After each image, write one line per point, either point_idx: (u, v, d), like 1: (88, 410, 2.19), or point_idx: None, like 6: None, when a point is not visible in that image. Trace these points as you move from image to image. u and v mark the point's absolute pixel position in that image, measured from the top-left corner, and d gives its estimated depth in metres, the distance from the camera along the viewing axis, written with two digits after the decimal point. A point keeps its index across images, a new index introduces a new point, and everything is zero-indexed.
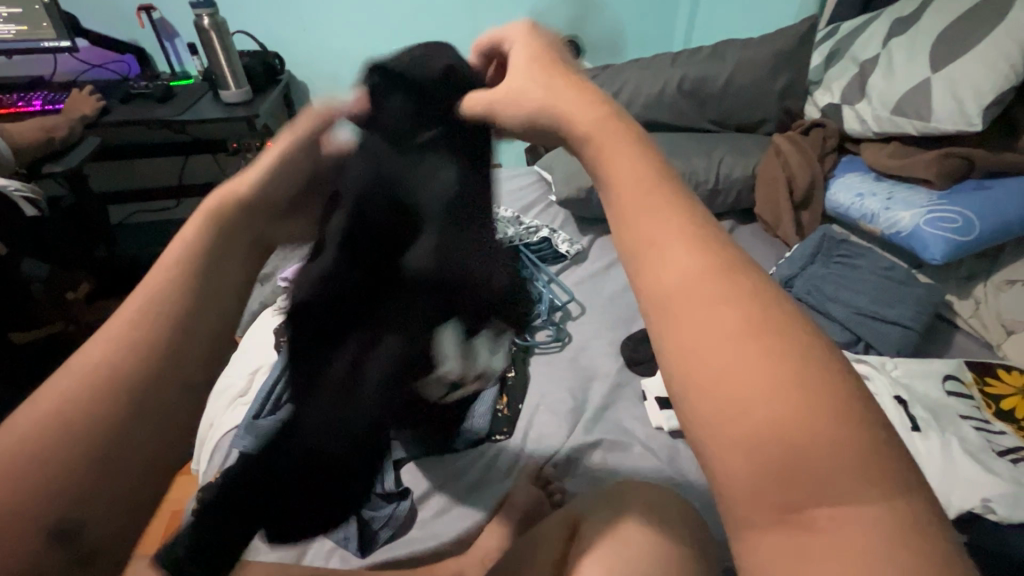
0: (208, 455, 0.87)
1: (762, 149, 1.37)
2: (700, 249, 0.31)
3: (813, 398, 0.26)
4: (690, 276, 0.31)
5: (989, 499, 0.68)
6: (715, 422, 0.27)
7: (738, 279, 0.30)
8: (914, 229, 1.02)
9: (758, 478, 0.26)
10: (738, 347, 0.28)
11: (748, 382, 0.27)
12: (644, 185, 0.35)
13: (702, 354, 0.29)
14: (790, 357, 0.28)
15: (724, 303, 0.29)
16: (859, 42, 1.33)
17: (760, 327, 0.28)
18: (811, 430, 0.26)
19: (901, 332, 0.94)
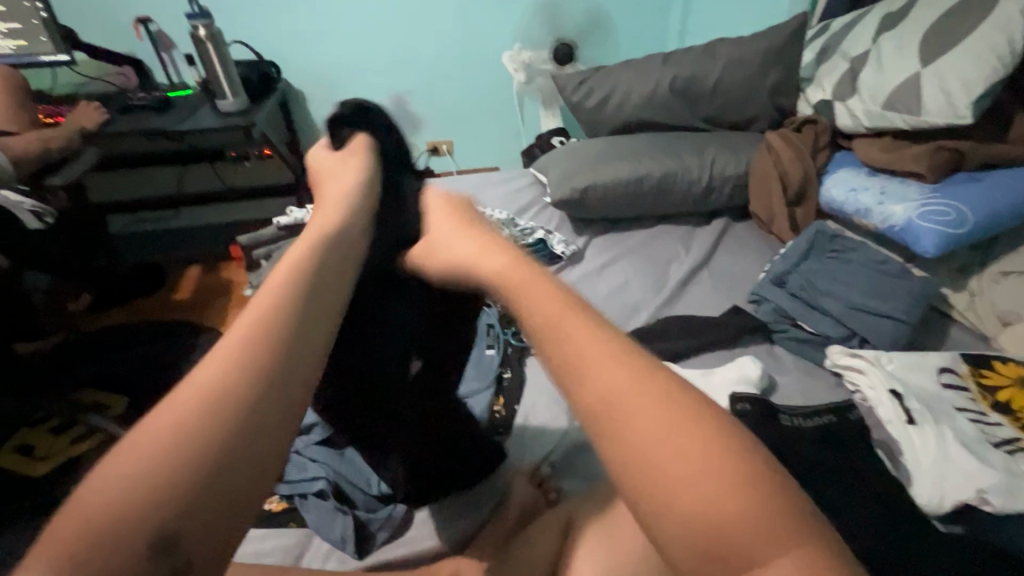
0: None
1: (755, 146, 1.38)
2: (622, 363, 0.37)
3: (728, 479, 0.31)
4: (622, 389, 0.35)
5: (984, 490, 0.68)
6: (658, 509, 0.32)
7: (655, 384, 0.36)
8: (907, 222, 1.02)
9: (690, 541, 0.30)
10: (664, 439, 0.33)
11: (679, 468, 0.32)
12: (583, 320, 0.40)
13: (641, 448, 0.33)
14: (712, 447, 0.33)
15: (654, 406, 0.34)
16: (849, 38, 1.34)
17: (686, 423, 0.34)
18: (735, 504, 0.30)
19: (895, 326, 0.94)
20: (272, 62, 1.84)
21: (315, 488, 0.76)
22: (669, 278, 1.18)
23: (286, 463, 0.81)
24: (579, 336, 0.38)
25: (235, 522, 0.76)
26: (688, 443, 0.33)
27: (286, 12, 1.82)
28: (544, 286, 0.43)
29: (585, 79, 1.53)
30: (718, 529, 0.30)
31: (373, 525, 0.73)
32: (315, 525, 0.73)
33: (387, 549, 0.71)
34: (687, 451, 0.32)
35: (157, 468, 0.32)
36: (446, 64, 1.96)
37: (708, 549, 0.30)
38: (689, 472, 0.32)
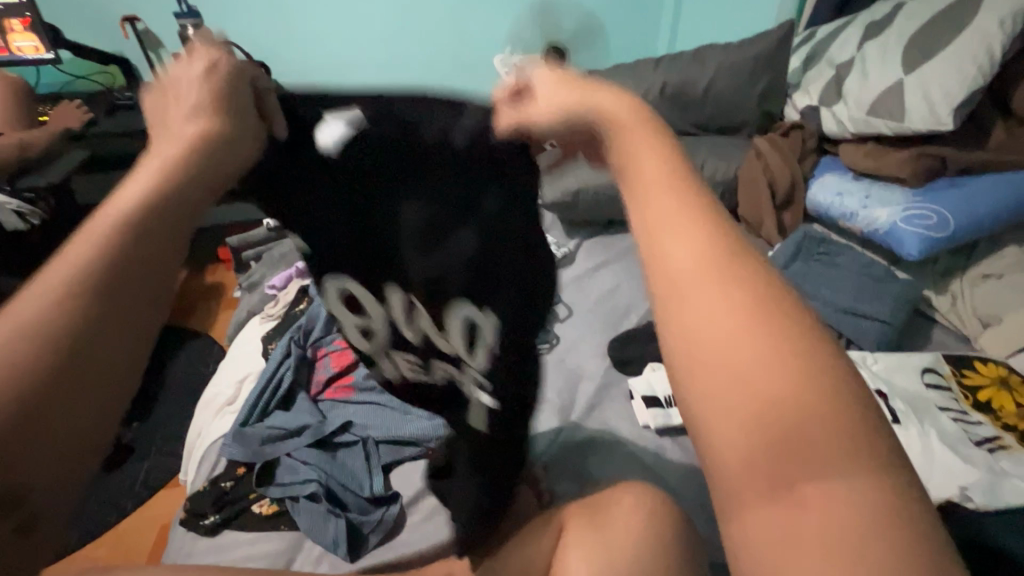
0: (195, 466, 0.86)
1: (744, 151, 1.40)
2: (695, 234, 0.29)
3: (818, 385, 0.24)
4: (696, 255, 0.28)
5: (966, 488, 0.70)
6: (709, 399, 0.25)
7: (735, 266, 0.28)
8: (891, 226, 1.05)
9: (752, 448, 0.24)
10: (746, 330, 0.25)
11: (750, 370, 0.25)
12: (659, 165, 0.32)
13: (705, 329, 0.26)
14: (799, 348, 0.25)
15: (733, 284, 0.27)
16: (835, 46, 1.37)
17: (765, 311, 0.26)
18: (813, 408, 0.24)
19: (880, 328, 0.95)
20: (262, 63, 1.82)
21: (307, 490, 0.75)
22: None
23: (277, 466, 0.80)
24: (650, 197, 0.31)
25: (223, 527, 0.76)
26: (774, 339, 0.25)
27: (277, 13, 1.81)
28: (648, 146, 0.33)
29: None
30: (787, 436, 0.23)
31: (365, 527, 0.73)
32: (307, 528, 0.72)
33: (379, 552, 0.71)
34: (766, 347, 0.25)
35: (30, 350, 0.27)
36: (438, 67, 1.97)
37: (767, 460, 0.23)
38: (754, 370, 0.25)
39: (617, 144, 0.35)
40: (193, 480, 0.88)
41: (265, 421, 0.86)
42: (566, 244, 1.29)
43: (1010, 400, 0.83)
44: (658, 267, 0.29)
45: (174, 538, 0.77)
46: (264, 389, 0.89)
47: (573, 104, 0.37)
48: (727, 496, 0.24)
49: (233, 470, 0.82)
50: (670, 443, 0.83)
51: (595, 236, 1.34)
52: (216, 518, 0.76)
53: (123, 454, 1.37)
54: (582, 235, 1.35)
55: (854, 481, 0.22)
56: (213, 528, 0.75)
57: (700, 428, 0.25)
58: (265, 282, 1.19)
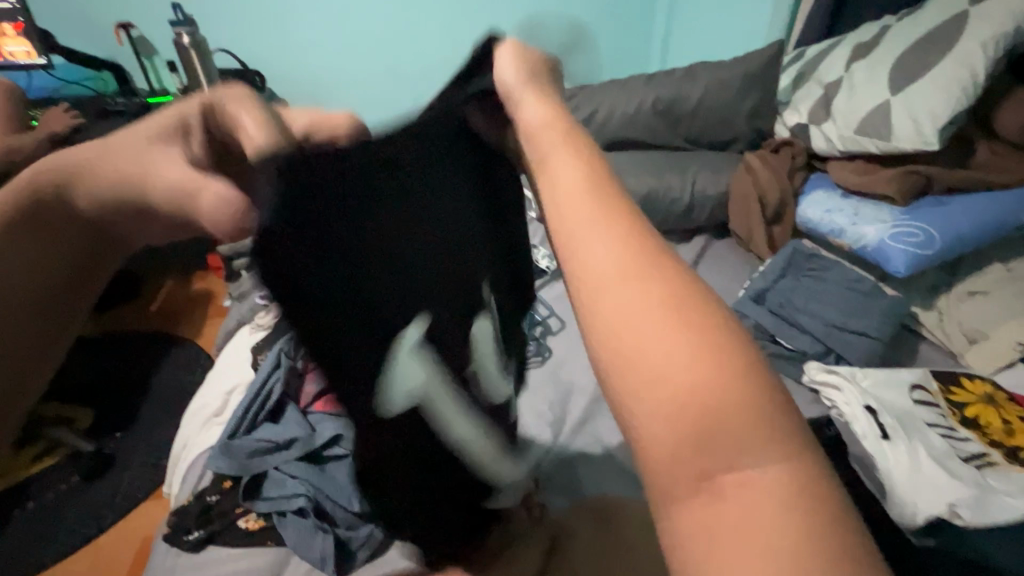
0: (180, 477, 0.85)
1: (734, 166, 1.42)
2: (614, 228, 0.29)
3: (733, 375, 0.25)
4: (610, 257, 0.28)
5: (955, 505, 0.70)
6: (634, 401, 0.26)
7: (657, 259, 0.28)
8: (879, 243, 1.06)
9: (677, 443, 0.25)
10: (658, 320, 0.26)
11: (671, 379, 0.25)
12: (579, 170, 0.32)
13: (631, 331, 0.26)
14: (716, 339, 0.26)
15: (646, 279, 0.28)
16: (823, 66, 1.39)
17: (680, 306, 0.27)
18: (728, 397, 0.25)
19: (868, 343, 0.97)
20: (257, 71, 1.82)
21: (294, 505, 0.74)
22: None
23: (263, 480, 0.79)
24: (571, 201, 0.31)
25: (208, 542, 0.75)
26: (691, 351, 0.26)
27: (272, 22, 1.81)
28: (568, 160, 0.33)
29: (569, 97, 1.56)
30: (706, 429, 0.24)
31: (353, 543, 0.71)
32: (294, 545, 0.71)
33: (368, 568, 0.70)
34: (692, 359, 0.25)
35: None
36: (433, 80, 1.98)
37: (693, 452, 0.24)
38: (668, 362, 0.26)
39: (541, 159, 0.35)
40: (177, 492, 0.86)
41: (253, 433, 0.84)
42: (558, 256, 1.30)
43: (996, 417, 0.84)
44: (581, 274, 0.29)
45: (156, 554, 0.75)
46: (253, 401, 0.88)
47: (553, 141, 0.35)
48: (658, 493, 0.25)
49: (218, 483, 0.81)
50: None
51: None
52: (200, 533, 0.74)
53: (104, 465, 1.34)
54: None
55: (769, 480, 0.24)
56: (197, 544, 0.74)
57: (630, 428, 0.26)
58: (255, 290, 1.17)
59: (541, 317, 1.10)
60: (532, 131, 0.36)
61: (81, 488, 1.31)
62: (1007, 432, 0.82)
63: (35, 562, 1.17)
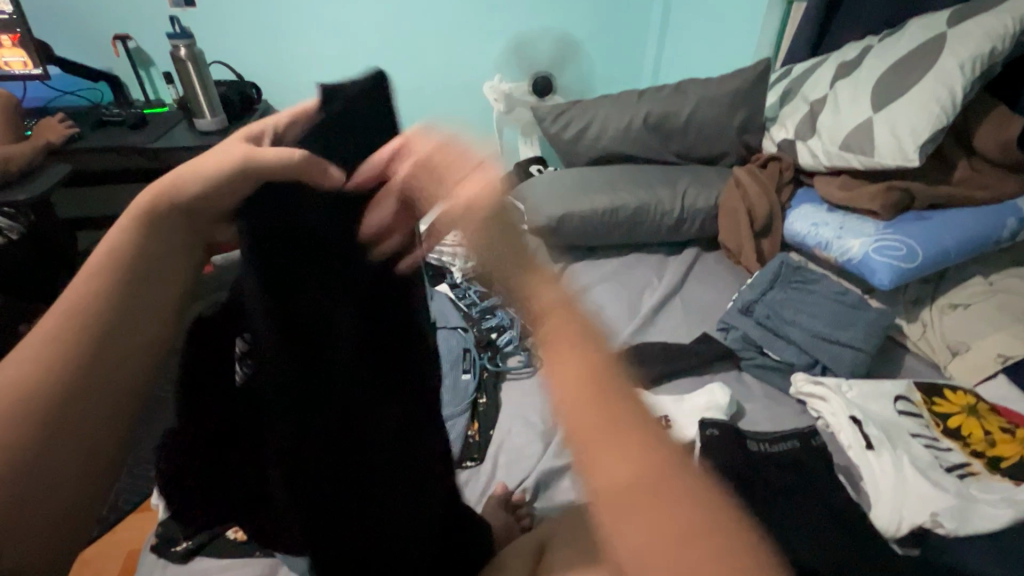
0: None
1: (723, 180, 1.44)
2: (598, 406, 0.48)
3: (671, 493, 0.45)
4: (600, 433, 0.47)
5: (938, 513, 0.71)
6: (622, 538, 0.45)
7: (630, 434, 0.48)
8: (863, 256, 1.09)
9: (647, 549, 0.44)
10: (626, 466, 0.46)
11: (643, 533, 0.44)
12: (584, 355, 0.49)
13: (613, 477, 0.46)
14: (664, 475, 0.46)
15: (618, 437, 0.47)
16: (809, 84, 1.43)
17: (642, 456, 0.47)
18: (679, 519, 0.44)
19: (854, 355, 0.98)
20: (253, 83, 1.84)
21: None
22: (642, 305, 1.21)
23: None
24: (577, 392, 0.49)
25: (197, 553, 0.74)
26: (630, 453, 0.46)
27: (270, 35, 1.84)
28: (570, 336, 0.50)
29: (562, 112, 1.58)
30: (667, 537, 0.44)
31: None
32: (283, 554, 0.71)
33: None
34: (639, 484, 0.46)
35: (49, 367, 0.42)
36: (428, 93, 2.01)
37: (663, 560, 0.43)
38: (625, 480, 0.46)
39: (551, 337, 0.51)
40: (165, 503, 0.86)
41: None
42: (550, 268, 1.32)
43: (978, 427, 0.86)
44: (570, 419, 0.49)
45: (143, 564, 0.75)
46: None
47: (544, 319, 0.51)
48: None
49: None
50: None
51: (579, 260, 1.37)
52: (189, 544, 0.74)
53: None
54: (567, 258, 1.37)
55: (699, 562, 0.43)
56: (184, 554, 0.73)
57: (616, 548, 0.45)
58: None
59: None
60: (545, 317, 0.51)
61: None
62: (989, 442, 0.84)
63: None
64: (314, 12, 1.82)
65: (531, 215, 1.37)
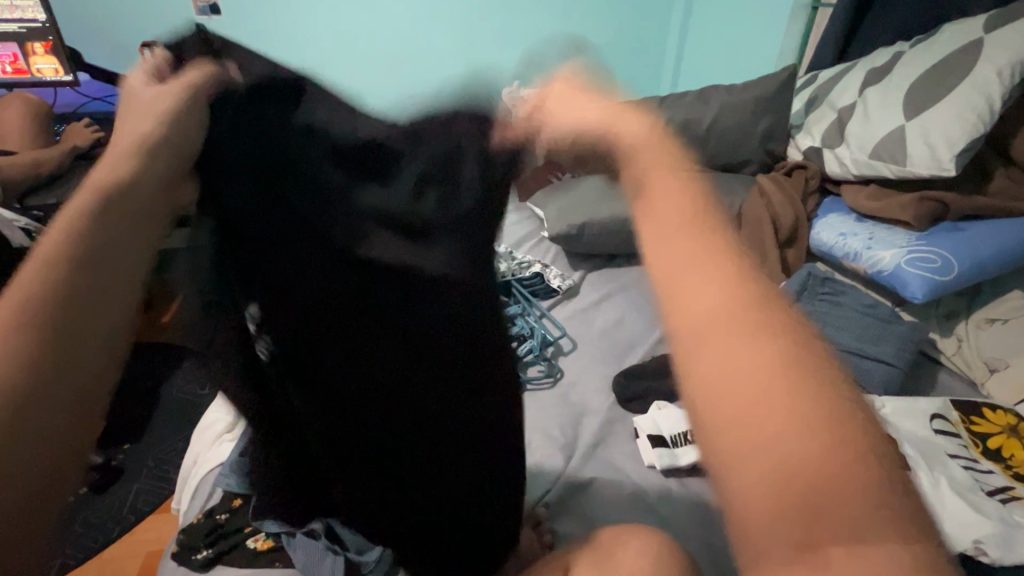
0: (190, 494, 0.85)
1: (747, 188, 1.42)
2: (725, 284, 0.35)
3: (826, 441, 0.30)
4: (750, 349, 0.32)
5: (981, 541, 0.68)
6: (731, 451, 0.31)
7: (802, 376, 0.32)
8: (895, 268, 1.05)
9: (776, 506, 0.30)
10: (767, 376, 0.32)
11: (771, 408, 0.31)
12: (695, 226, 0.37)
13: (723, 365, 0.33)
14: (808, 396, 0.31)
15: (766, 336, 0.33)
16: (836, 91, 1.40)
17: (790, 362, 0.32)
18: (831, 459, 0.30)
19: (885, 371, 0.95)
20: None
21: (306, 526, 0.73)
22: None
23: None
24: (678, 268, 0.36)
25: (218, 561, 0.74)
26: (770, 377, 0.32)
27: (292, 42, 1.86)
28: (676, 196, 0.39)
29: None
30: (809, 495, 0.30)
31: (363, 568, 0.71)
32: (303, 566, 0.70)
33: None
34: (790, 420, 0.31)
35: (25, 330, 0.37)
36: None
37: (793, 514, 0.29)
38: (774, 429, 0.31)
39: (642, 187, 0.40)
40: (186, 509, 0.86)
41: None
42: (570, 275, 1.31)
43: (1020, 449, 0.83)
44: (681, 317, 0.35)
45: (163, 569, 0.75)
46: None
47: (592, 121, 0.44)
48: (742, 532, 0.31)
49: (228, 501, 0.80)
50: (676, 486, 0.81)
51: (599, 269, 1.36)
52: (209, 552, 0.74)
53: (111, 477, 1.34)
54: (587, 266, 1.36)
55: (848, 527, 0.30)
56: (205, 563, 0.73)
57: (719, 443, 0.32)
58: None
59: (553, 337, 1.10)
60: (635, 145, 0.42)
61: (88, 500, 1.31)
62: None
63: None
64: (336, 20, 1.83)
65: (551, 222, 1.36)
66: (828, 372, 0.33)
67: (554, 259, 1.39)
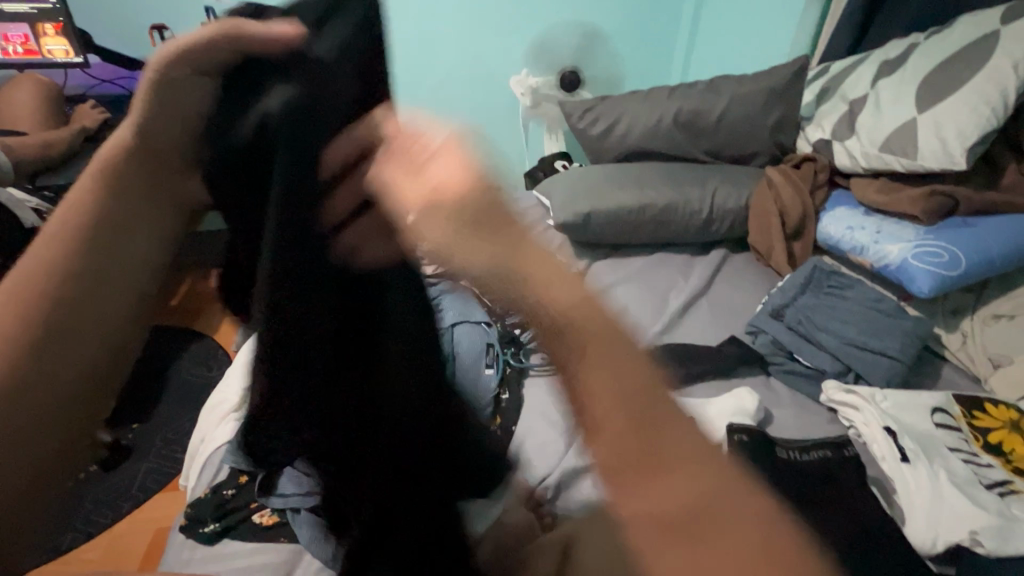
0: (197, 471, 0.86)
1: (755, 181, 1.41)
2: (618, 399, 0.43)
3: (701, 481, 0.42)
4: (620, 436, 0.42)
5: (977, 532, 0.69)
6: (646, 527, 0.41)
7: (651, 433, 0.43)
8: (902, 262, 1.05)
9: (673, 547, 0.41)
10: (632, 458, 0.42)
11: (657, 496, 0.41)
12: (606, 363, 0.44)
13: (632, 473, 0.41)
14: (670, 456, 0.42)
15: (650, 434, 0.43)
16: (848, 82, 1.39)
17: (649, 438, 0.43)
18: (696, 502, 0.42)
19: (889, 364, 0.95)
20: None
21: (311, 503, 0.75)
22: (669, 306, 1.19)
23: None
24: (589, 384, 0.43)
25: (224, 535, 0.76)
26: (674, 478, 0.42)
27: None
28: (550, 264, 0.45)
29: (590, 108, 1.57)
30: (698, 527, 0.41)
31: None
32: (306, 542, 0.72)
33: None
34: (678, 485, 0.42)
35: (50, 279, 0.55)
36: (456, 87, 2.01)
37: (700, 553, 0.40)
38: (665, 504, 0.41)
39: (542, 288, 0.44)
40: (193, 485, 0.88)
41: None
42: (575, 265, 1.31)
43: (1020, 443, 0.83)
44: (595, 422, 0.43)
45: (173, 545, 0.77)
46: None
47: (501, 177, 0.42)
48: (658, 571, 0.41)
49: (236, 477, 0.82)
50: None
51: (605, 258, 1.36)
52: (217, 526, 0.76)
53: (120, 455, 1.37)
54: (592, 256, 1.36)
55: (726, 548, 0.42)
56: (212, 537, 0.75)
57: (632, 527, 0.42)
58: None
59: None
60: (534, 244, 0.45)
61: (100, 476, 1.34)
62: None
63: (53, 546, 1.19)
64: None
65: (556, 211, 1.36)
66: (669, 414, 0.44)
67: (559, 248, 1.39)
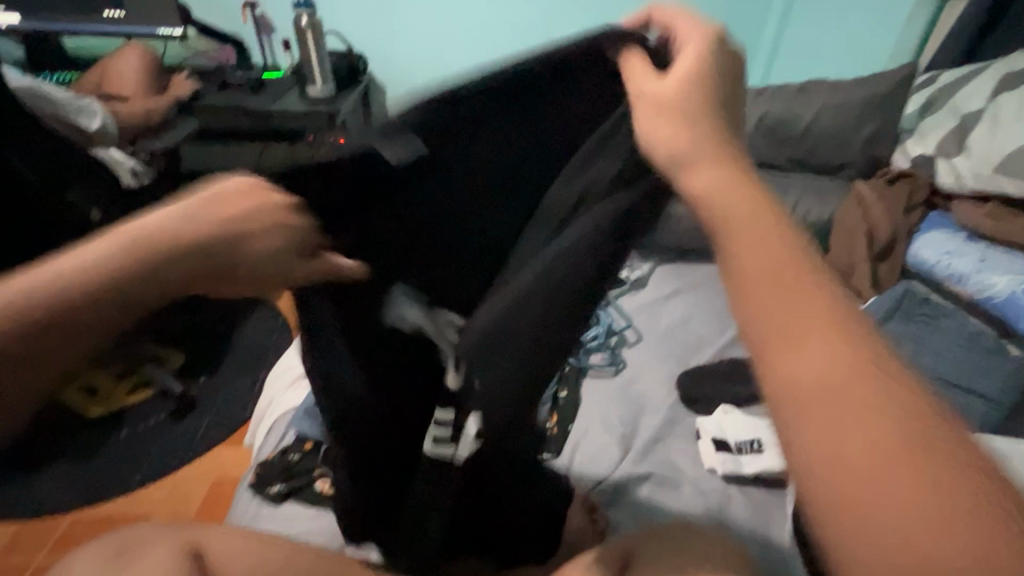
0: (264, 433, 0.91)
1: (841, 195, 1.31)
2: (833, 331, 0.32)
3: (911, 467, 0.28)
4: (820, 366, 0.31)
5: None
6: (810, 447, 0.30)
7: (868, 386, 0.30)
8: (1010, 296, 0.98)
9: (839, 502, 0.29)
10: (835, 391, 0.31)
11: (856, 434, 0.29)
12: (788, 262, 0.35)
13: (806, 381, 0.31)
14: (903, 427, 0.29)
15: (854, 378, 0.31)
16: (962, 94, 1.27)
17: (883, 401, 0.30)
18: (888, 469, 0.28)
19: (984, 407, 0.87)
20: (361, 55, 1.90)
21: None
22: None
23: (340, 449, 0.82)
24: (783, 291, 0.34)
25: (289, 497, 0.79)
26: (860, 413, 0.30)
27: (384, 12, 1.89)
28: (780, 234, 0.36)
29: None
30: (880, 486, 0.28)
31: None
32: None
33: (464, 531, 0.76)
34: (864, 439, 0.29)
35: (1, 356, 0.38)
36: None
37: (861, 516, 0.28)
38: (842, 440, 0.30)
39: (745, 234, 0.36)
40: (260, 445, 0.92)
41: None
42: (637, 268, 1.28)
43: None
44: (763, 328, 0.33)
45: (240, 500, 0.81)
46: None
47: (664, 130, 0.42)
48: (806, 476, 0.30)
49: (300, 444, 0.85)
50: (736, 493, 0.79)
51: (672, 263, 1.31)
52: (281, 487, 0.80)
53: (186, 408, 1.38)
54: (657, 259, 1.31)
55: (899, 486, 0.27)
56: (276, 497, 0.79)
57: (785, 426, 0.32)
58: None
59: (618, 327, 1.09)
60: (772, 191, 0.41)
61: None
62: None
63: (120, 485, 1.28)
64: None
65: None
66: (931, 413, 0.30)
67: None
